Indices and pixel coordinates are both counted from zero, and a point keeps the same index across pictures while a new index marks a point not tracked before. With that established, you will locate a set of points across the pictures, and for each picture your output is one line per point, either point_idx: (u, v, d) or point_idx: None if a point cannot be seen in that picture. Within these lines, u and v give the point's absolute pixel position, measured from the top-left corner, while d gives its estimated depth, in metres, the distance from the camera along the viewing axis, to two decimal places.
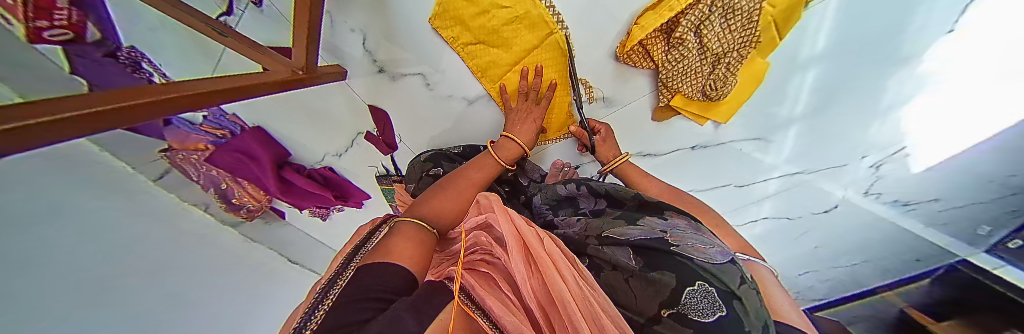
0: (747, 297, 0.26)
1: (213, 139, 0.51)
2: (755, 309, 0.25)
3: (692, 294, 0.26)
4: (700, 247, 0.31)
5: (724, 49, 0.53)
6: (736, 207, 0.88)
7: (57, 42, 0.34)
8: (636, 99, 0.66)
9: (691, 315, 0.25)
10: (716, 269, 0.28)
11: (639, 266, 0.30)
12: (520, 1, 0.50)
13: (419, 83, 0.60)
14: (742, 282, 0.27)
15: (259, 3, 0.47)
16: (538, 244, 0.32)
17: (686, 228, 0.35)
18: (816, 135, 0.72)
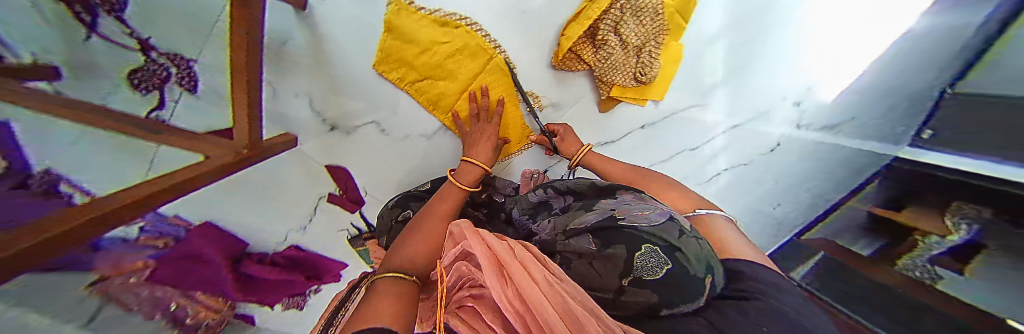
0: (684, 246, 0.31)
1: (152, 252, 0.36)
2: (692, 255, 0.30)
3: (643, 257, 0.30)
4: (643, 215, 0.36)
5: (643, 41, 0.60)
6: (697, 167, 0.93)
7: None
8: (579, 98, 0.71)
9: (644, 276, 0.29)
10: (656, 230, 0.33)
11: (598, 247, 0.35)
12: (457, 36, 0.55)
13: (374, 131, 0.61)
14: (682, 234, 0.32)
15: (194, 90, 0.46)
16: (512, 255, 0.34)
17: (631, 202, 0.41)
18: (738, 91, 0.82)
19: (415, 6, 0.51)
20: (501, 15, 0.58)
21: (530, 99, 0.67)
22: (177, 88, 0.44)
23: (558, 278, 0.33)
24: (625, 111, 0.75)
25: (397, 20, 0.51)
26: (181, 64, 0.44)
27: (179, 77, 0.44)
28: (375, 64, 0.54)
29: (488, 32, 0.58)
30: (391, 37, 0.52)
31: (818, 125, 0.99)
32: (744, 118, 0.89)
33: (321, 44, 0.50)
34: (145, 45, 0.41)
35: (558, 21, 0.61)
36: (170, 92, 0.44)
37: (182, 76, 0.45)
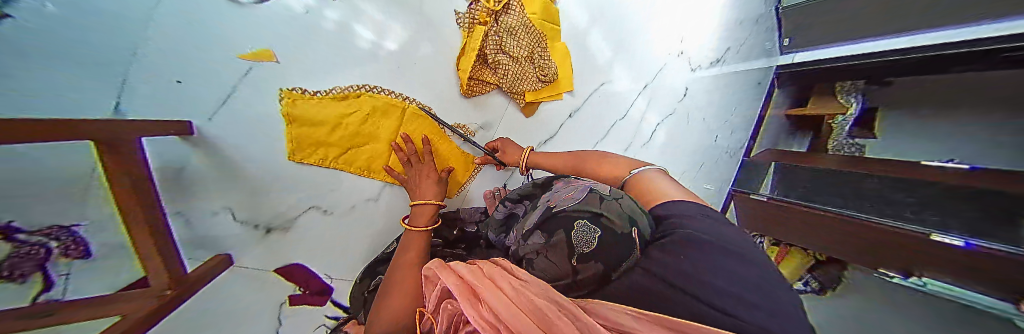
0: (607, 213, 0.40)
1: None
2: (614, 217, 0.39)
3: (579, 233, 0.39)
4: (571, 201, 0.46)
5: (528, 51, 0.69)
6: (634, 134, 1.04)
7: None
8: (505, 112, 0.76)
9: (583, 249, 0.38)
10: (584, 208, 0.42)
11: (547, 239, 0.42)
12: (361, 101, 0.58)
13: (318, 215, 0.58)
14: (603, 201, 0.43)
15: None
16: (486, 277, 0.37)
17: (565, 191, 0.53)
18: (629, 61, 0.94)
19: (306, 92, 0.52)
20: (400, 70, 0.62)
21: (459, 128, 0.71)
22: (62, 261, 0.31)
23: (523, 280, 0.36)
24: (550, 110, 0.82)
25: (297, 110, 0.51)
26: (61, 236, 0.31)
27: (60, 251, 0.31)
28: (289, 156, 0.53)
29: (394, 90, 0.62)
30: (298, 126, 0.52)
31: (704, 64, 1.17)
32: (647, 80, 1.02)
33: (222, 154, 0.45)
34: (9, 230, 0.27)
35: (451, 58, 0.67)
36: (55, 269, 0.31)
37: (66, 250, 0.32)
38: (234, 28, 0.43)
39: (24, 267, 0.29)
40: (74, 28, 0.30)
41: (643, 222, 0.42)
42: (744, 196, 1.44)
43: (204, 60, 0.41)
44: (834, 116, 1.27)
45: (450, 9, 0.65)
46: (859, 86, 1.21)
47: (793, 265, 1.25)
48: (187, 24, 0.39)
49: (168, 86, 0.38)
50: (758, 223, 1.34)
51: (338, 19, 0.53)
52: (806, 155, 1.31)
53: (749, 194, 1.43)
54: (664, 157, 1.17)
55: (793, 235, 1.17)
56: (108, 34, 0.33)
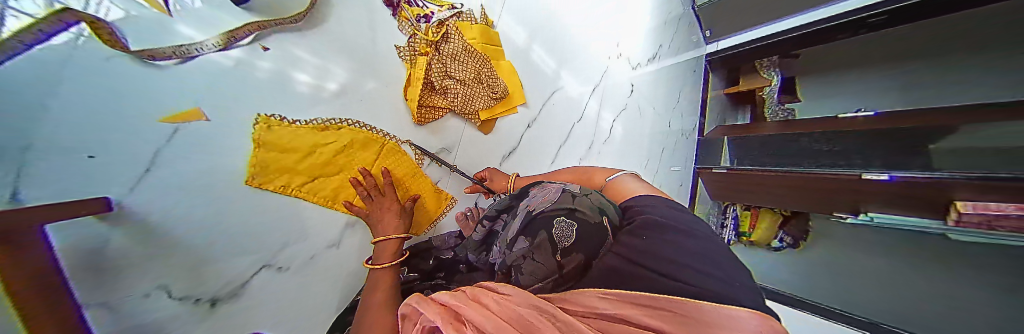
0: (581, 207, 0.46)
1: None
2: (590, 211, 0.45)
3: (560, 228, 0.43)
4: (546, 201, 0.50)
5: (475, 72, 0.73)
6: (594, 132, 1.09)
7: None
8: (463, 133, 0.77)
9: (563, 243, 0.41)
10: (559, 205, 0.46)
11: (530, 241, 0.44)
12: (342, 133, 0.60)
13: (272, 273, 0.54)
14: (575, 198, 0.48)
15: None
16: (472, 300, 0.34)
17: (541, 195, 0.55)
18: (574, 69, 1.01)
19: (285, 119, 0.54)
20: (348, 106, 0.61)
21: (410, 149, 0.69)
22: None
23: (505, 294, 0.35)
24: (507, 125, 0.85)
25: (269, 135, 0.52)
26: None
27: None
28: (246, 179, 0.50)
29: (359, 121, 0.62)
30: (266, 150, 0.52)
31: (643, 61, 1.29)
32: (595, 81, 1.09)
33: (153, 228, 0.41)
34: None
35: (398, 89, 0.68)
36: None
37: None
38: (157, 91, 0.41)
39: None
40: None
41: (612, 211, 0.49)
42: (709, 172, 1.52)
43: (118, 131, 0.38)
44: (762, 89, 1.43)
45: (389, 43, 0.67)
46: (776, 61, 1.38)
47: (767, 224, 1.37)
48: (102, 97, 0.36)
49: (79, 163, 0.35)
50: (727, 193, 1.42)
51: (272, 68, 0.52)
52: (749, 126, 1.44)
53: (711, 169, 1.52)
54: (626, 148, 1.24)
55: (761, 196, 1.26)
56: (11, 117, 0.29)
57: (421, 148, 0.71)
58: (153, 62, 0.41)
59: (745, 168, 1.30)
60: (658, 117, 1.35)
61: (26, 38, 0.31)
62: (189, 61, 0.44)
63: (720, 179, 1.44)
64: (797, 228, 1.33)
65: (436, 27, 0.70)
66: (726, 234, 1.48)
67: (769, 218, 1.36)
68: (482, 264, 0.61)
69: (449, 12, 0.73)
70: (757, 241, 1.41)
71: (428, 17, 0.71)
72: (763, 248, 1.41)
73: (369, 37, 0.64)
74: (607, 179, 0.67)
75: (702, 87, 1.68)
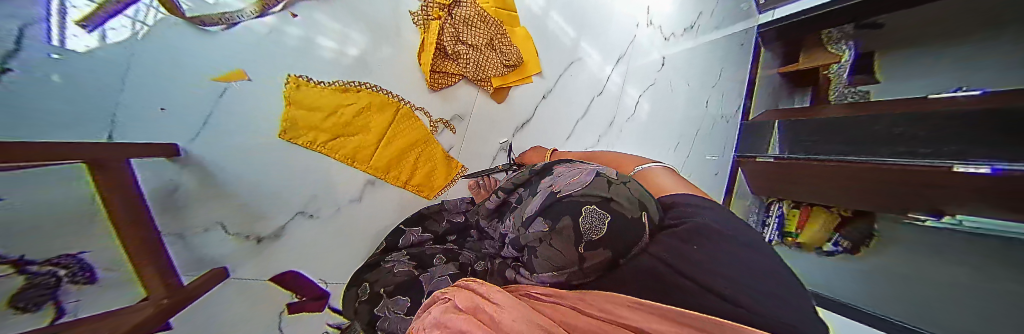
0: (617, 193, 0.38)
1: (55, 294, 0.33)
2: (625, 199, 0.38)
3: (588, 217, 0.36)
4: (574, 183, 0.44)
5: (488, 37, 0.73)
6: (616, 108, 1.03)
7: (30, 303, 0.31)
8: (474, 102, 0.78)
9: (591, 236, 0.35)
10: (589, 188, 0.39)
11: (550, 226, 0.38)
12: (360, 96, 0.63)
13: (303, 220, 0.59)
14: (611, 184, 0.40)
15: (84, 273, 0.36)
16: (457, 316, 0.28)
17: (569, 176, 0.49)
18: (596, 37, 0.95)
19: (311, 80, 0.58)
20: (367, 72, 0.64)
21: (423, 115, 0.71)
22: (73, 287, 0.34)
23: (498, 305, 0.29)
24: (521, 94, 0.84)
25: (297, 94, 0.56)
26: (68, 263, 0.34)
27: (69, 278, 0.34)
28: (279, 133, 0.55)
29: (378, 85, 0.65)
30: (297, 108, 0.56)
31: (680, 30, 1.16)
32: (619, 52, 1.02)
33: (210, 172, 0.48)
34: (20, 262, 0.30)
35: (412, 56, 0.69)
36: (68, 294, 0.34)
37: (75, 275, 0.35)
38: (206, 54, 0.47)
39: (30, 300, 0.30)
40: (82, 72, 0.36)
41: (654, 207, 0.40)
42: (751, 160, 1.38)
43: (186, 92, 0.45)
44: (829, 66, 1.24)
45: (403, 8, 0.67)
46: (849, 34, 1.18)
47: (819, 226, 1.19)
48: (166, 61, 0.44)
49: (152, 113, 0.42)
50: (773, 181, 1.24)
51: (300, 34, 0.56)
52: (806, 111, 1.25)
53: (753, 157, 1.38)
54: (653, 126, 1.15)
55: (807, 188, 1.12)
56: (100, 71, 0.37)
57: (435, 115, 0.72)
58: (204, 28, 0.47)
59: (800, 156, 1.14)
60: (694, 95, 1.23)
61: (103, 13, 0.38)
62: (233, 27, 0.49)
63: (765, 169, 1.28)
64: (861, 230, 1.08)
65: None
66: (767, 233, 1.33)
67: (824, 220, 1.17)
68: (492, 231, 0.63)
69: None
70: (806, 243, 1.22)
71: None
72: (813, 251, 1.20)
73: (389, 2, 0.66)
74: (638, 168, 0.61)
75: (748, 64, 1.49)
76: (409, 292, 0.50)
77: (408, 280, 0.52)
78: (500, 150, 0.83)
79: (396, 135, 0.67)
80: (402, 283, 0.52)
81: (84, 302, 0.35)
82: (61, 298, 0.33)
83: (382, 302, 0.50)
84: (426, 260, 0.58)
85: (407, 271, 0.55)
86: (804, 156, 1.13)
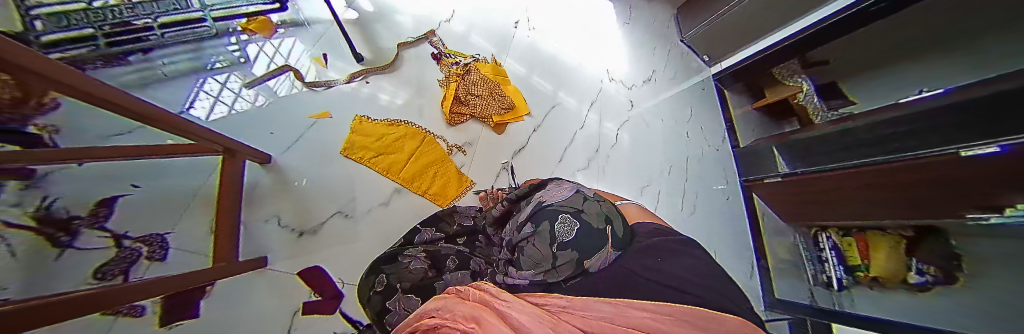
0: (588, 207, 0.46)
1: (137, 254, 0.53)
2: (596, 211, 0.46)
3: (560, 224, 0.44)
4: (559, 194, 0.52)
5: (490, 90, 1.00)
6: (598, 139, 1.21)
7: (121, 263, 0.51)
8: (481, 133, 0.98)
9: (561, 239, 0.42)
10: (568, 202, 0.48)
11: (532, 229, 0.47)
12: (400, 128, 0.85)
13: (340, 219, 0.71)
14: (584, 200, 0.48)
15: (162, 256, 0.56)
16: (464, 303, 0.37)
17: (554, 189, 0.56)
18: (571, 90, 1.25)
19: (370, 118, 0.83)
20: (403, 113, 0.88)
21: (443, 142, 0.91)
22: (146, 261, 0.54)
23: (503, 298, 0.37)
24: (517, 127, 1.05)
25: (358, 126, 0.80)
26: (156, 238, 0.57)
27: (151, 251, 0.55)
28: (341, 150, 0.76)
29: (412, 121, 0.88)
30: (356, 134, 0.79)
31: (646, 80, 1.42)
32: (591, 97, 1.28)
33: (284, 175, 0.68)
34: (120, 237, 0.52)
35: (437, 103, 0.95)
36: (138, 268, 0.53)
37: (158, 246, 0.56)
38: (304, 105, 0.78)
39: (113, 270, 0.49)
40: (222, 123, 0.69)
41: (619, 223, 0.47)
42: (758, 183, 1.19)
43: (291, 123, 0.74)
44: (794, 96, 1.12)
45: (432, 77, 0.98)
46: (797, 69, 1.10)
47: (885, 254, 0.77)
48: (287, 111, 0.76)
49: (265, 136, 0.70)
50: (783, 207, 1.05)
51: (368, 92, 0.86)
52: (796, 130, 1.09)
53: (760, 180, 1.18)
54: (640, 153, 1.27)
55: (831, 207, 0.86)
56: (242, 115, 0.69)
57: (451, 141, 0.92)
58: (311, 88, 0.80)
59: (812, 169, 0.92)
60: (671, 127, 1.35)
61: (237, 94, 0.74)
62: (328, 88, 0.82)
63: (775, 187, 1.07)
64: (939, 252, 0.66)
65: (463, 66, 1.02)
66: (831, 273, 0.93)
67: (885, 245, 0.77)
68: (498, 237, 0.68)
69: (472, 60, 1.07)
70: (883, 280, 0.79)
71: (458, 63, 1.03)
72: (901, 291, 0.75)
73: (424, 73, 0.98)
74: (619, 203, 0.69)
75: (716, 94, 1.46)
76: (420, 291, 0.55)
77: (423, 281, 0.58)
78: (503, 168, 0.98)
79: (421, 156, 0.85)
80: (418, 283, 0.57)
81: (151, 271, 0.54)
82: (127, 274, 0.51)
83: (395, 297, 0.55)
84: (439, 261, 0.64)
85: (423, 272, 0.60)
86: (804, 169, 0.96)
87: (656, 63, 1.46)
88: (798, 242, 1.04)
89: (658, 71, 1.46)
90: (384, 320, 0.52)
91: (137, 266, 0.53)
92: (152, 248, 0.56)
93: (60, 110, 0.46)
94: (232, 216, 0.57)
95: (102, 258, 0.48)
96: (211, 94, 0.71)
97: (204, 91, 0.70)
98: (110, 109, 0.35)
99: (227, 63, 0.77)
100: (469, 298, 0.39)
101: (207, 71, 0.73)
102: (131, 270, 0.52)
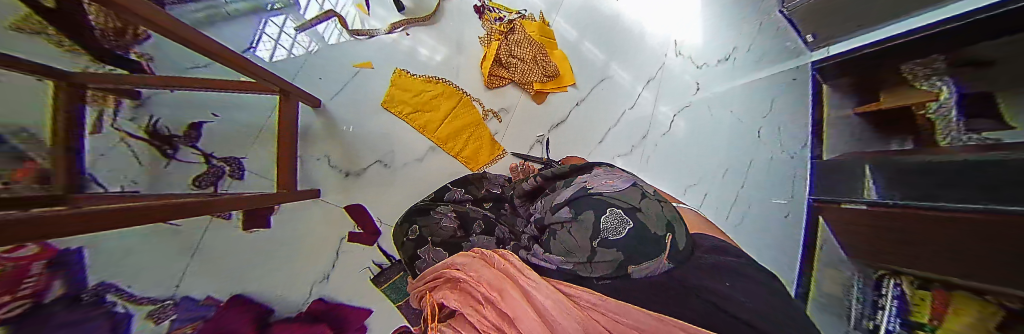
0: (644, 206, 0.44)
1: (221, 171, 0.63)
2: (653, 213, 0.43)
3: (607, 220, 0.42)
4: (610, 185, 0.50)
5: (533, 53, 0.92)
6: (649, 124, 1.08)
7: (209, 176, 0.61)
8: (519, 100, 0.94)
9: (608, 236, 0.41)
10: (621, 196, 0.46)
11: (573, 215, 0.46)
12: (439, 87, 0.84)
13: (380, 168, 0.76)
14: (643, 197, 0.46)
15: (239, 175, 0.66)
16: (488, 267, 0.41)
17: (604, 178, 0.54)
18: (626, 61, 1.09)
19: (409, 72, 0.82)
20: (441, 71, 0.86)
21: (479, 106, 0.89)
22: (228, 179, 0.64)
23: (526, 270, 0.40)
24: (558, 99, 0.98)
25: (398, 80, 0.80)
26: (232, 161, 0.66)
27: (230, 171, 0.65)
28: (382, 102, 0.78)
29: (453, 82, 0.87)
30: (396, 88, 0.80)
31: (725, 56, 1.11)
32: (648, 74, 1.11)
33: (331, 119, 0.74)
34: (207, 155, 0.62)
35: (476, 62, 0.91)
36: (223, 184, 0.63)
37: (235, 168, 0.66)
38: (350, 53, 0.79)
39: (206, 181, 0.60)
40: (281, 65, 0.72)
41: (682, 232, 0.43)
42: (833, 206, 0.72)
43: (338, 69, 0.77)
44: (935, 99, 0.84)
45: (474, 35, 0.92)
46: None
47: None
48: (334, 58, 0.78)
49: (315, 80, 0.74)
50: None
51: (409, 45, 0.84)
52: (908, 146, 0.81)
53: (838, 202, 0.72)
54: (692, 143, 1.08)
55: (936, 252, 0.49)
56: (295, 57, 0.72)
57: (487, 105, 0.89)
58: (356, 36, 0.80)
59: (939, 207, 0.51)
60: (755, 108, 1.00)
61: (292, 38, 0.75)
62: (372, 37, 0.82)
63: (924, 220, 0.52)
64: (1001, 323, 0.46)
65: (507, 23, 0.93)
66: None
67: (973, 311, 0.39)
68: (524, 211, 0.70)
69: (517, 16, 0.97)
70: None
71: (502, 19, 0.94)
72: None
73: (464, 27, 0.91)
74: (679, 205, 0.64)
75: (809, 88, 0.89)
76: (446, 246, 0.60)
77: (451, 239, 0.62)
78: (537, 142, 0.94)
79: (459, 117, 0.85)
80: (445, 238, 0.62)
81: (233, 187, 0.65)
82: (217, 186, 0.62)
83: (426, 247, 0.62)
84: (467, 222, 0.67)
85: (452, 229, 0.64)
86: (847, 198, 0.70)
87: (747, 29, 1.11)
88: (856, 278, 0.60)
89: (747, 40, 1.10)
90: (415, 264, 0.61)
91: (222, 182, 0.63)
92: (230, 168, 0.65)
93: (150, 40, 0.54)
94: (289, 154, 0.63)
95: (195, 171, 0.59)
96: (270, 38, 0.73)
97: (265, 33, 0.72)
98: (188, 45, 0.38)
99: (281, 5, 0.78)
100: (491, 261, 0.43)
101: (265, 11, 0.74)
102: (216, 184, 0.62)
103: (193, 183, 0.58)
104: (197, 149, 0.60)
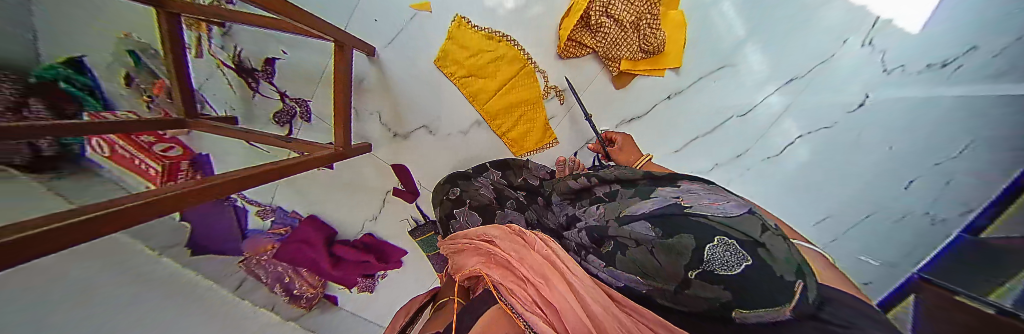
0: (772, 242, 0.27)
1: (292, 111, 0.71)
2: (782, 253, 0.27)
3: (714, 250, 0.28)
4: (714, 206, 0.34)
5: (637, 14, 0.68)
6: (761, 137, 0.78)
7: (281, 112, 0.70)
8: (594, 79, 0.77)
9: (716, 271, 0.27)
10: (729, 222, 0.31)
11: (657, 235, 0.33)
12: (500, 47, 0.70)
13: (424, 133, 0.75)
14: (763, 231, 0.29)
15: (308, 119, 0.72)
16: (531, 253, 0.40)
17: (707, 197, 0.38)
18: (774, 41, 0.76)
19: (470, 23, 0.68)
20: (506, 26, 0.70)
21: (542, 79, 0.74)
22: (301, 121, 0.72)
23: (572, 266, 0.37)
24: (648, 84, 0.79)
25: (456, 32, 0.68)
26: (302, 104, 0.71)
27: (302, 114, 0.72)
28: (435, 61, 0.70)
29: (519, 42, 0.71)
30: (453, 43, 0.69)
31: (948, 57, 0.55)
32: (796, 72, 0.75)
33: (384, 72, 0.69)
34: (283, 94, 0.70)
35: (556, 18, 0.71)
36: (296, 125, 0.72)
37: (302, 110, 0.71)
38: None
39: (284, 119, 0.71)
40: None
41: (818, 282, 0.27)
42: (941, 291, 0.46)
43: (393, 9, 0.66)
44: None
45: None
46: None
47: None
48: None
49: (368, 23, 0.65)
50: None
51: None
52: None
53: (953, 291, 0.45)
54: (799, 183, 0.72)
55: None
56: None
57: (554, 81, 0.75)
58: None
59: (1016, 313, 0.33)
60: (930, 144, 0.54)
61: None
62: None
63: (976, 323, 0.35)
64: None
65: None
66: None
67: None
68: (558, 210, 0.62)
69: None
70: None
71: None
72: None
73: None
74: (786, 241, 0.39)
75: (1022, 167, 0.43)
76: (482, 212, 0.60)
77: (484, 205, 0.63)
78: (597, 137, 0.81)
79: (515, 90, 0.73)
80: (479, 205, 0.62)
81: (303, 131, 0.73)
82: (292, 125, 0.72)
83: (463, 210, 0.62)
84: (501, 197, 0.66)
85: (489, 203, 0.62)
86: (967, 291, 0.42)
87: (995, 34, 0.50)
88: None
89: (988, 55, 0.51)
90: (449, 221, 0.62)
91: (296, 124, 0.72)
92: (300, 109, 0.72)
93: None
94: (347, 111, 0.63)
95: (274, 108, 0.70)
96: None
97: None
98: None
99: None
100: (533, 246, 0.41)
101: None
102: (289, 123, 0.72)
103: (274, 119, 0.70)
104: (273, 87, 0.69)
